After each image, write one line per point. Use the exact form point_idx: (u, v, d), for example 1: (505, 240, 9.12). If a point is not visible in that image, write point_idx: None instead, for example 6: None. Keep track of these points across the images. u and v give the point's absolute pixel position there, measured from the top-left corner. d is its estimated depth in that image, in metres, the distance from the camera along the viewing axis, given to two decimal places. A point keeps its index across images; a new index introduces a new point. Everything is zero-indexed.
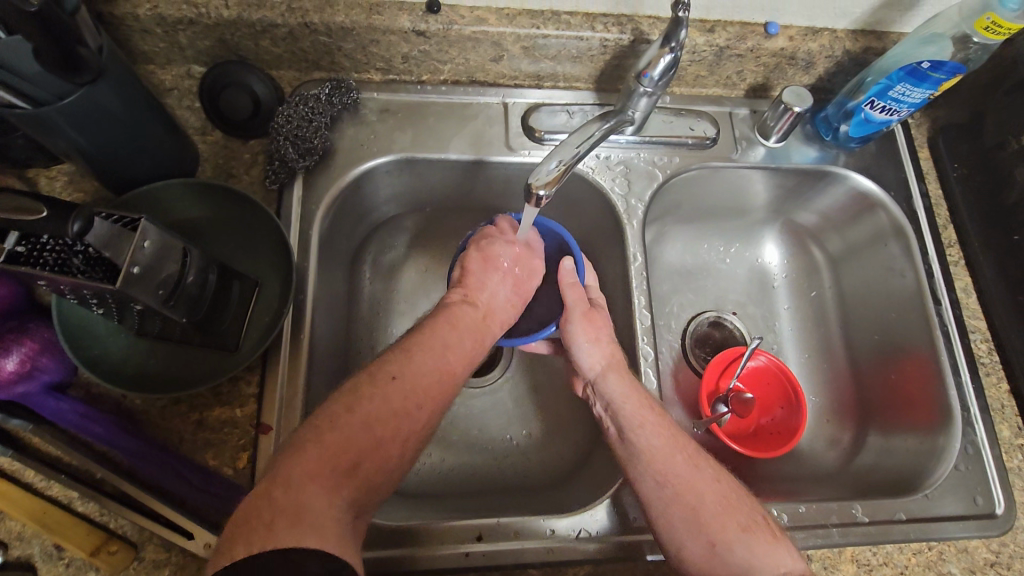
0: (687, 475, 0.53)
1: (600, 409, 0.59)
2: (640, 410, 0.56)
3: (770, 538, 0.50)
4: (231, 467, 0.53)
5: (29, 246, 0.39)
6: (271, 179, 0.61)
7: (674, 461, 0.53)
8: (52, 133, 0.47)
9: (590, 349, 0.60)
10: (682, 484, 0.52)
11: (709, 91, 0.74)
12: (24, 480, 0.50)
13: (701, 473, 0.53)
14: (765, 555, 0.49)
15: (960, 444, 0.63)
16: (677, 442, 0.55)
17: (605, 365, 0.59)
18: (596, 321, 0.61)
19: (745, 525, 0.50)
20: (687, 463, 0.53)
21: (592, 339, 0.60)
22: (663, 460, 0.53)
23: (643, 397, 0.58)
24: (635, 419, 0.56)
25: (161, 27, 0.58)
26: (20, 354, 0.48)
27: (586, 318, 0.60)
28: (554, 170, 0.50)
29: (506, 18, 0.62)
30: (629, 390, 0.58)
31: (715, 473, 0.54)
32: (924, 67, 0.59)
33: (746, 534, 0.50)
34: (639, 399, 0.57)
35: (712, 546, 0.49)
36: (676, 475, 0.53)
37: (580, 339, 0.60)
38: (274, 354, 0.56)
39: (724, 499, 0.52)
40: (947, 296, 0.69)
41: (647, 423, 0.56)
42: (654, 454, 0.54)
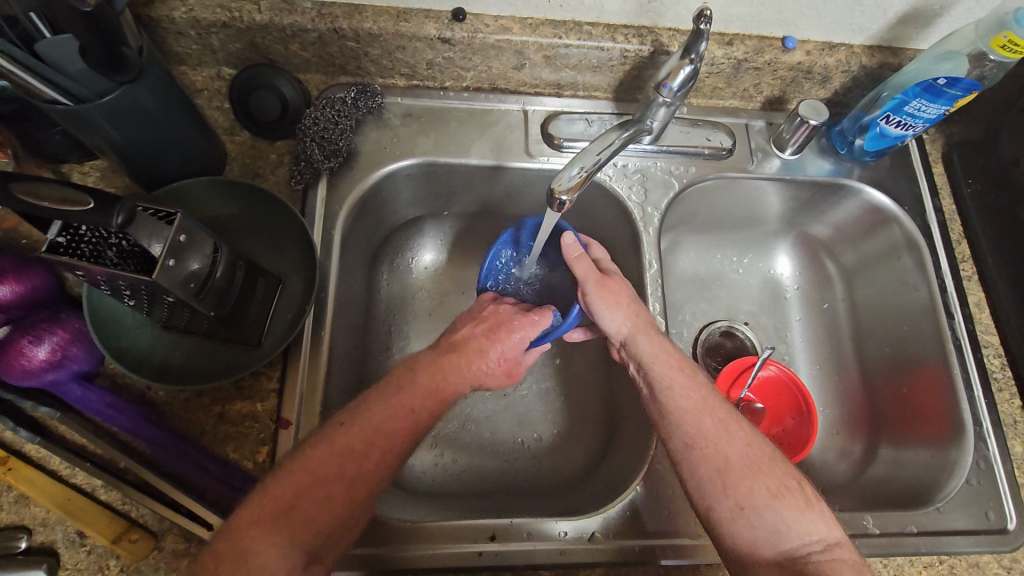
0: (718, 438, 0.54)
1: (631, 369, 0.61)
2: (669, 371, 0.58)
3: (799, 505, 0.51)
4: (251, 460, 0.53)
5: (68, 237, 0.41)
6: (296, 179, 0.62)
7: (705, 422, 0.55)
8: (90, 129, 0.49)
9: (611, 314, 0.60)
10: (712, 445, 0.54)
11: (725, 103, 0.75)
12: (50, 467, 0.51)
13: (731, 437, 0.54)
14: (792, 522, 0.50)
15: (972, 458, 0.64)
16: (708, 402, 0.57)
17: (631, 330, 0.60)
18: (612, 285, 0.60)
19: (774, 490, 0.52)
20: (717, 424, 0.55)
21: (611, 303, 0.60)
22: (694, 421, 0.55)
23: (673, 359, 0.59)
24: (666, 379, 0.58)
25: (195, 29, 0.60)
26: (52, 344, 0.50)
27: (599, 286, 0.60)
28: (575, 177, 0.52)
29: (529, 28, 0.64)
30: (658, 350, 0.59)
31: (746, 437, 0.55)
32: (940, 83, 0.60)
33: (774, 499, 0.51)
34: (668, 359, 0.59)
35: (740, 508, 0.51)
36: (707, 437, 0.54)
37: (599, 309, 0.60)
38: (295, 350, 0.57)
39: (754, 462, 0.53)
40: (960, 310, 0.69)
41: (675, 384, 0.57)
42: (685, 417, 0.55)
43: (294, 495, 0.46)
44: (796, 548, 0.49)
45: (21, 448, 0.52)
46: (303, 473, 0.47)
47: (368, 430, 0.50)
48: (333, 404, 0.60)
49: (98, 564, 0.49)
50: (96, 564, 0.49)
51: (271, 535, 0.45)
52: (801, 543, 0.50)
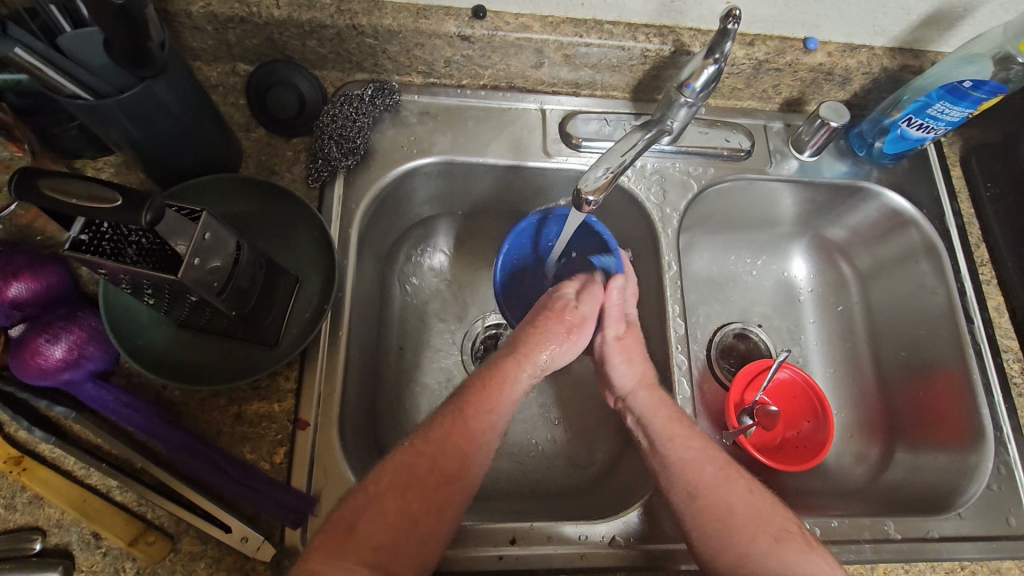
0: (717, 488, 0.54)
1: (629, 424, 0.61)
2: (670, 422, 0.58)
3: (804, 550, 0.51)
4: (268, 462, 0.53)
5: (90, 234, 0.40)
6: (313, 177, 0.61)
7: (704, 474, 0.55)
8: (109, 125, 0.48)
9: (624, 364, 0.62)
10: (711, 496, 0.54)
11: (743, 104, 0.75)
12: (64, 468, 0.50)
13: (731, 486, 0.54)
14: (800, 567, 0.50)
15: (992, 464, 0.63)
16: (709, 454, 0.56)
17: (637, 383, 0.61)
18: (633, 342, 0.64)
19: (777, 535, 0.51)
20: (717, 475, 0.55)
21: (628, 357, 0.63)
22: (693, 471, 0.55)
23: (674, 411, 0.59)
24: (664, 432, 0.57)
25: (212, 24, 0.59)
26: (69, 342, 0.49)
27: (622, 337, 0.64)
28: (601, 178, 0.51)
29: (550, 26, 0.63)
30: (659, 405, 0.59)
31: (745, 485, 0.55)
32: (965, 86, 0.60)
33: (779, 545, 0.51)
34: (671, 412, 0.59)
35: (744, 556, 0.51)
36: (706, 488, 0.54)
37: (614, 358, 0.62)
38: (312, 350, 0.57)
39: (754, 510, 0.53)
40: (979, 315, 0.69)
41: (676, 435, 0.57)
42: (682, 467, 0.55)
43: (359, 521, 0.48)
44: None
45: (35, 448, 0.51)
46: (373, 499, 0.49)
47: (432, 449, 0.51)
48: (349, 405, 0.59)
49: (114, 566, 0.49)
50: (112, 566, 0.49)
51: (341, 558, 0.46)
52: None
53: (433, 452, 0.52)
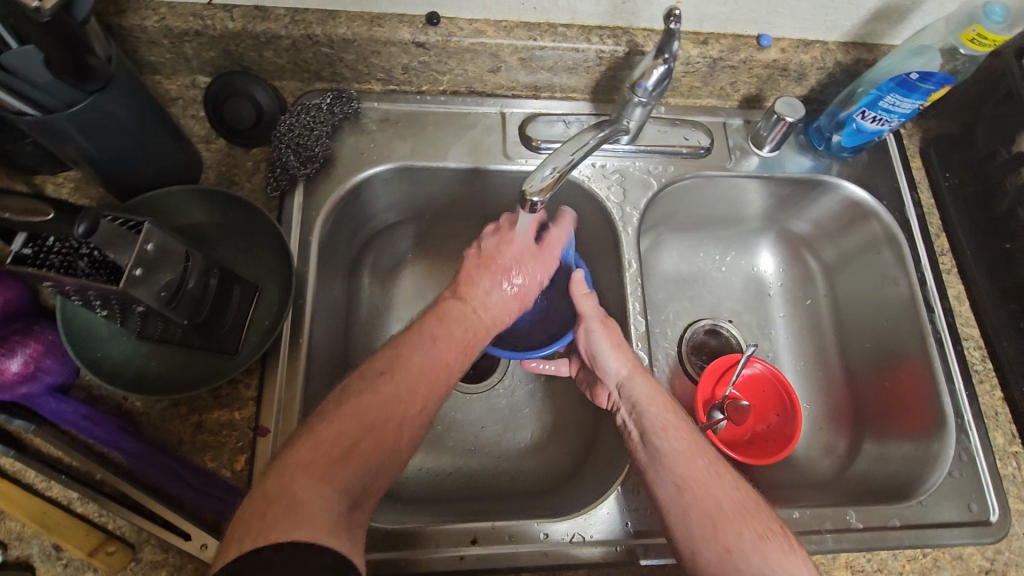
0: (708, 481, 0.54)
1: (622, 415, 0.61)
2: (665, 412, 0.58)
3: (786, 549, 0.50)
4: (229, 469, 0.53)
5: (34, 248, 0.41)
6: (272, 186, 0.62)
7: (695, 466, 0.55)
8: (61, 140, 0.49)
9: (614, 355, 0.61)
10: (700, 489, 0.53)
11: (703, 102, 0.75)
12: (24, 481, 0.51)
13: (721, 482, 0.54)
14: (780, 566, 0.49)
15: (954, 450, 0.64)
16: (700, 446, 0.57)
17: (631, 370, 0.61)
18: (615, 330, 0.63)
19: (762, 533, 0.51)
20: (708, 469, 0.55)
21: (615, 345, 0.62)
22: (685, 464, 0.55)
23: (667, 402, 0.60)
24: (660, 421, 0.58)
25: (168, 38, 0.60)
26: (25, 356, 0.49)
27: (606, 325, 0.63)
28: (547, 177, 0.52)
29: (504, 30, 0.64)
30: (653, 393, 0.60)
31: (734, 482, 0.54)
32: (913, 78, 0.60)
33: (763, 542, 0.50)
34: (664, 403, 0.59)
35: (727, 552, 0.50)
36: (696, 481, 0.54)
37: (603, 345, 0.62)
38: (273, 357, 0.57)
39: (742, 506, 0.53)
40: (940, 304, 0.70)
41: (670, 426, 0.58)
42: (676, 459, 0.55)
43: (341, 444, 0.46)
44: None
45: None
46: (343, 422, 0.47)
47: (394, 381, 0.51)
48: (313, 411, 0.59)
49: None
50: None
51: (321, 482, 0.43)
52: None
53: (406, 383, 0.51)
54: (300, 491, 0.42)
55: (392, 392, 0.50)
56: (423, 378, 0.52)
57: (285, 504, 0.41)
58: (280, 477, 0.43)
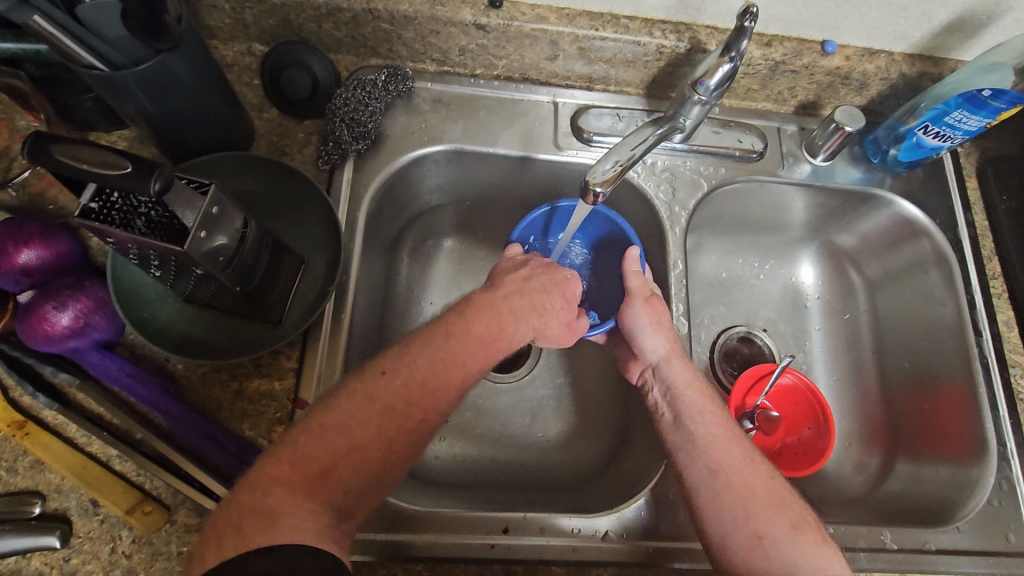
0: (743, 470, 0.52)
1: (657, 395, 0.60)
2: (701, 399, 0.57)
3: (818, 542, 0.50)
4: (266, 439, 0.53)
5: (100, 203, 0.41)
6: (324, 159, 0.62)
7: (732, 454, 0.54)
8: (124, 98, 0.48)
9: (652, 334, 0.60)
10: (734, 476, 0.52)
11: (758, 106, 0.74)
12: (66, 435, 0.51)
13: (756, 470, 0.53)
14: (810, 557, 0.49)
15: (994, 478, 0.63)
16: (736, 434, 0.55)
17: (669, 351, 0.60)
18: (658, 308, 0.62)
19: (795, 524, 0.50)
20: (743, 456, 0.54)
21: (655, 323, 0.61)
22: (719, 450, 0.54)
23: (703, 386, 0.59)
24: (697, 406, 0.57)
25: (230, 3, 0.60)
26: (75, 311, 0.49)
27: (648, 303, 0.61)
28: (610, 170, 0.51)
29: (566, 18, 0.63)
30: (690, 378, 0.59)
31: (768, 471, 0.54)
32: (984, 94, 0.59)
33: (795, 534, 0.50)
34: (701, 389, 0.58)
35: (757, 539, 0.50)
36: (732, 467, 0.53)
37: (643, 324, 0.61)
38: (315, 331, 0.57)
39: (776, 495, 0.52)
40: (988, 328, 0.68)
41: (705, 412, 0.56)
42: (710, 443, 0.54)
43: (330, 459, 0.45)
44: None
45: (38, 414, 0.52)
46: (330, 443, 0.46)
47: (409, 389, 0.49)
48: None
49: (110, 533, 0.49)
50: (108, 533, 0.49)
51: (298, 497, 0.43)
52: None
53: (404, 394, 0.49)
54: (275, 504, 0.42)
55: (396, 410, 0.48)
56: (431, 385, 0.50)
57: (260, 514, 0.42)
58: (255, 487, 0.43)
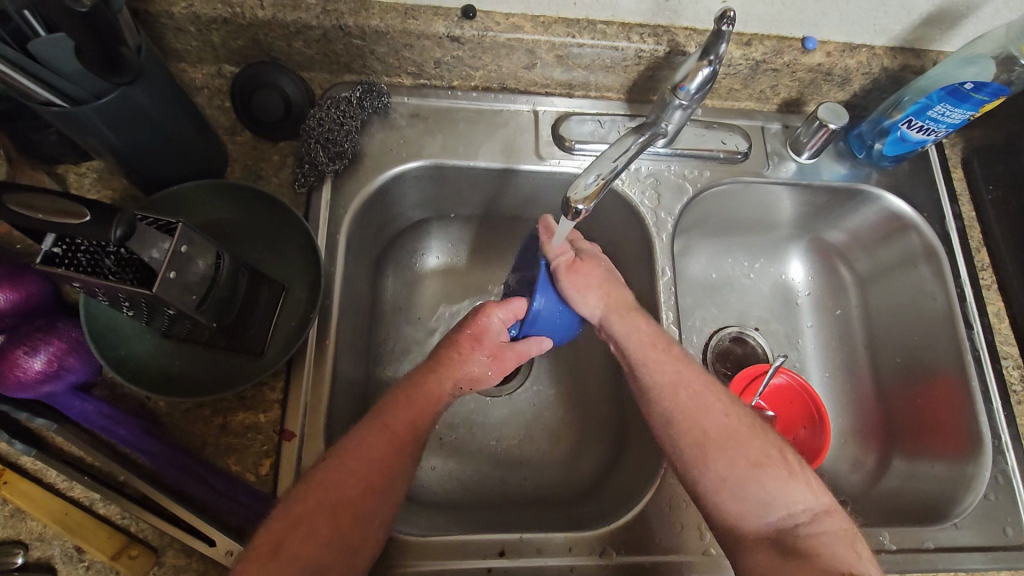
0: (696, 414, 0.54)
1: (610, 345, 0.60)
2: (644, 346, 0.57)
3: (782, 475, 0.51)
4: (253, 474, 0.52)
5: (63, 247, 0.39)
6: (300, 182, 0.60)
7: (682, 399, 0.55)
8: (87, 131, 0.47)
9: (585, 299, 0.58)
10: (687, 420, 0.54)
11: (741, 105, 0.73)
12: (46, 481, 0.50)
13: (710, 412, 0.54)
14: (779, 492, 0.51)
15: (989, 473, 0.62)
16: (685, 377, 0.56)
17: (608, 307, 0.58)
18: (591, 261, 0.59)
19: (755, 459, 0.52)
20: (692, 401, 0.55)
21: (583, 288, 0.58)
22: (671, 398, 0.55)
23: (648, 331, 0.58)
24: (643, 358, 0.57)
25: (195, 25, 0.58)
26: (48, 354, 0.48)
27: (572, 270, 0.58)
28: (592, 185, 0.50)
29: (542, 26, 0.61)
30: (634, 329, 0.58)
31: (726, 408, 0.55)
32: (966, 88, 0.58)
33: (758, 470, 0.52)
34: (646, 337, 0.57)
35: (722, 480, 0.52)
36: (685, 413, 0.54)
37: (572, 293, 0.58)
38: (299, 359, 0.56)
39: (729, 431, 0.53)
40: (979, 320, 0.68)
41: (652, 360, 0.57)
42: (662, 392, 0.56)
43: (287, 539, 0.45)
44: (785, 518, 0.50)
45: (16, 460, 0.50)
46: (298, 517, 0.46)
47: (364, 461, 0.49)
48: (337, 413, 0.58)
49: None
50: None
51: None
52: (785, 513, 0.50)
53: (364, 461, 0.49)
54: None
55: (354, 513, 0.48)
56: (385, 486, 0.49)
57: None
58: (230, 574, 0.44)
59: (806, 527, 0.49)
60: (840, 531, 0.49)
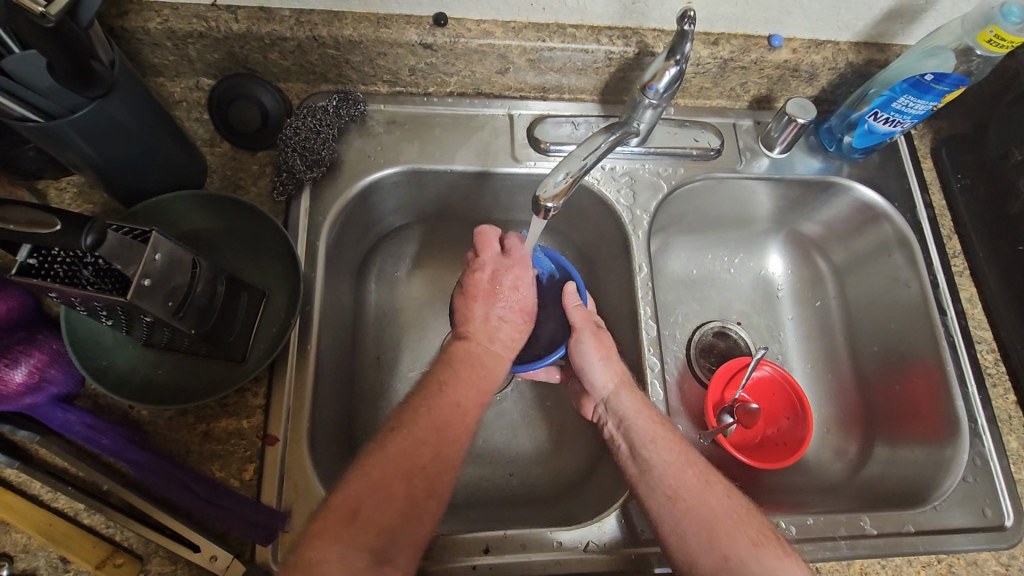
0: (700, 491, 0.53)
1: (611, 430, 0.59)
2: (652, 425, 0.57)
3: (780, 554, 0.50)
4: (237, 479, 0.52)
5: (40, 258, 0.40)
6: (279, 190, 0.61)
7: (686, 476, 0.54)
8: (65, 146, 0.47)
9: (602, 367, 0.60)
10: (694, 499, 0.52)
11: (712, 103, 0.75)
12: (30, 492, 0.50)
13: (714, 489, 0.53)
14: (776, 571, 0.48)
15: (967, 456, 0.63)
16: (688, 457, 0.55)
17: (617, 383, 0.60)
18: (605, 340, 0.61)
19: (756, 539, 0.50)
20: (699, 479, 0.54)
21: (604, 358, 0.60)
22: (676, 476, 0.54)
23: (654, 413, 0.58)
24: (648, 434, 0.56)
25: (171, 40, 0.59)
26: (29, 366, 0.48)
27: (596, 337, 0.61)
28: (561, 183, 0.51)
29: (512, 31, 0.63)
30: (641, 405, 0.58)
31: (726, 490, 0.54)
32: (927, 79, 0.60)
33: (757, 549, 0.50)
34: (652, 415, 0.58)
35: (724, 560, 0.49)
36: (689, 490, 0.53)
37: (591, 358, 0.60)
38: (280, 364, 0.57)
39: (735, 514, 0.52)
40: (952, 306, 0.69)
41: (659, 438, 0.56)
42: (666, 469, 0.54)
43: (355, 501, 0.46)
44: None
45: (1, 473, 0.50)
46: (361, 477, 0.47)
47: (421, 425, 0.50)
48: (321, 417, 0.59)
49: None
50: None
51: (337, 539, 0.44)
52: None
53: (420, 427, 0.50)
54: (318, 552, 0.44)
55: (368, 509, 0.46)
56: (398, 489, 0.47)
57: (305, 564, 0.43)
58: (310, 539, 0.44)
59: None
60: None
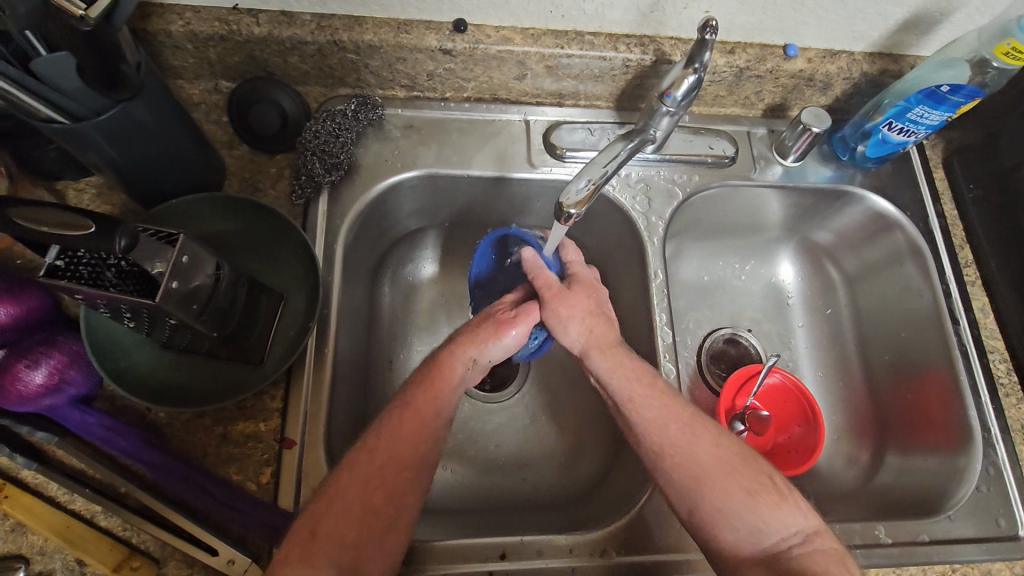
0: (686, 442, 0.53)
1: (593, 383, 0.59)
2: (630, 385, 0.55)
3: (774, 501, 0.50)
4: (254, 482, 0.52)
5: (66, 259, 0.40)
6: (297, 194, 0.61)
7: (668, 431, 0.53)
8: (88, 148, 0.47)
9: (569, 328, 0.59)
10: (679, 452, 0.53)
11: (726, 111, 0.75)
12: (47, 494, 0.50)
13: (700, 440, 0.53)
14: (772, 518, 0.50)
15: (980, 465, 0.64)
16: (669, 411, 0.54)
17: (590, 340, 0.58)
18: (568, 297, 0.59)
19: (751, 490, 0.51)
20: (683, 432, 0.53)
21: (567, 317, 0.59)
22: (659, 432, 0.54)
23: (632, 367, 0.57)
24: (625, 394, 0.55)
25: (192, 43, 0.59)
26: (49, 367, 0.48)
27: (554, 297, 0.59)
28: (582, 190, 0.51)
29: (531, 38, 0.63)
30: (616, 363, 0.57)
31: (716, 438, 0.54)
32: (943, 90, 0.60)
33: (752, 499, 0.50)
34: (628, 370, 0.56)
35: (717, 511, 0.50)
36: (673, 446, 0.53)
37: (556, 321, 0.59)
38: (298, 368, 0.56)
39: (726, 463, 0.52)
40: (965, 316, 0.69)
41: (637, 397, 0.55)
42: (648, 428, 0.54)
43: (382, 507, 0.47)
44: (777, 545, 0.49)
45: (17, 474, 0.50)
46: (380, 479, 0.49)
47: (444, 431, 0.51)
48: (337, 421, 0.59)
49: None
50: None
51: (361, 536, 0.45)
52: (779, 541, 0.49)
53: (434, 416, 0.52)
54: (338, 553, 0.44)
55: (355, 484, 0.48)
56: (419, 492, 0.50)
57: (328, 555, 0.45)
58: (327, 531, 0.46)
59: (800, 551, 0.48)
60: (830, 550, 0.49)
